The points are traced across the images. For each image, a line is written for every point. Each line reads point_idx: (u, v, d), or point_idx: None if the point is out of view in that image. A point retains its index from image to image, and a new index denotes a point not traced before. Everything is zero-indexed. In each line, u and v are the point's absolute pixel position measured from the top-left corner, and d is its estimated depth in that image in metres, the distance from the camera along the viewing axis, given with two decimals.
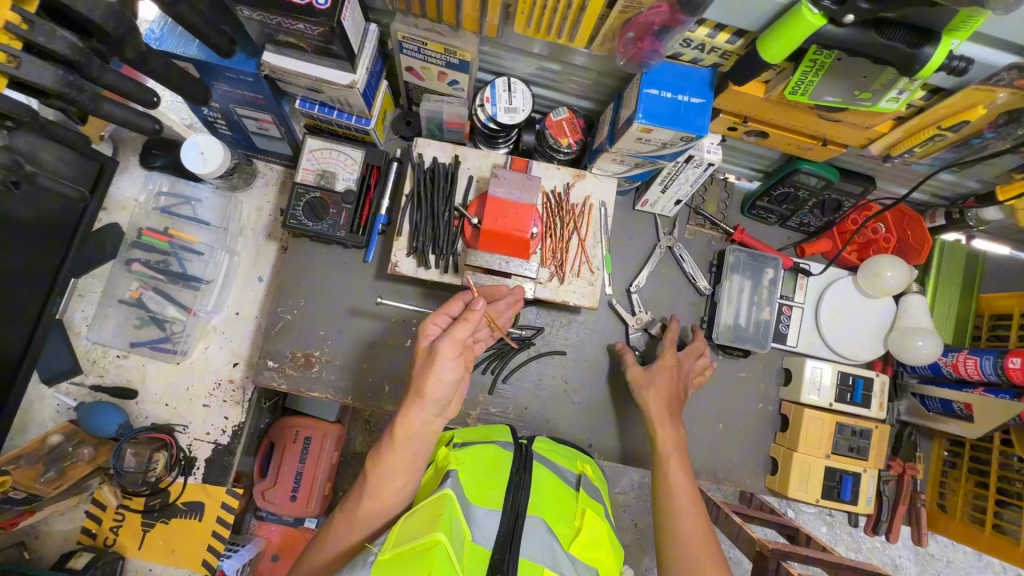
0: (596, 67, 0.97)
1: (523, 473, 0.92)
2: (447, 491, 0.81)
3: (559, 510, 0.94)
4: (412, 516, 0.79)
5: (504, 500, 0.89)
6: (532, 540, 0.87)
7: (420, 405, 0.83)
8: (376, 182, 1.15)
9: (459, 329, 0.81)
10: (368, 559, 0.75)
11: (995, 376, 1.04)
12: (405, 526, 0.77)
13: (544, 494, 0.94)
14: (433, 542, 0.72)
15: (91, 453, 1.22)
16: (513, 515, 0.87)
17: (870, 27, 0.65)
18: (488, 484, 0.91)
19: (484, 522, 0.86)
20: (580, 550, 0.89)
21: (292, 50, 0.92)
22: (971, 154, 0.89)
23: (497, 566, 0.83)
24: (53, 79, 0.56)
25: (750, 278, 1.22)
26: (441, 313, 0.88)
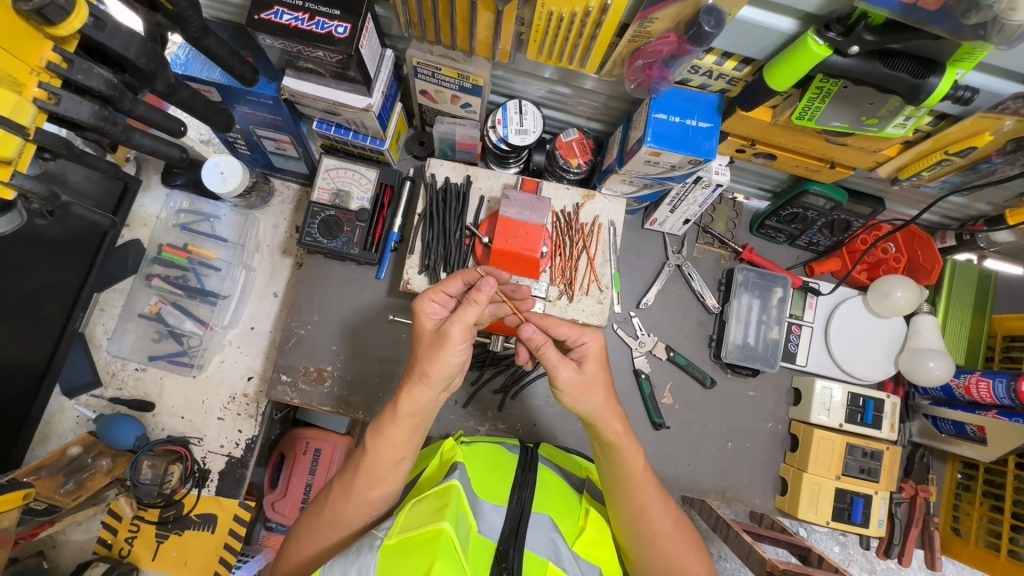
0: (606, 90, 0.99)
1: (528, 472, 0.94)
2: (453, 482, 0.84)
3: (565, 507, 0.95)
4: (419, 504, 0.82)
5: (511, 496, 0.92)
6: (536, 534, 0.88)
7: (426, 385, 0.81)
8: (390, 201, 1.18)
9: (466, 312, 0.79)
10: (374, 542, 0.78)
11: (1009, 400, 1.05)
12: (411, 513, 0.81)
13: (549, 492, 0.95)
14: (437, 531, 0.75)
15: (109, 465, 1.24)
16: (518, 509, 0.89)
17: (875, 57, 0.66)
18: (493, 482, 0.94)
19: (490, 516, 0.89)
20: (583, 546, 0.90)
21: (312, 76, 0.95)
22: (980, 178, 0.89)
23: (503, 555, 0.84)
24: (88, 113, 0.59)
25: (758, 297, 1.22)
26: (440, 289, 0.88)
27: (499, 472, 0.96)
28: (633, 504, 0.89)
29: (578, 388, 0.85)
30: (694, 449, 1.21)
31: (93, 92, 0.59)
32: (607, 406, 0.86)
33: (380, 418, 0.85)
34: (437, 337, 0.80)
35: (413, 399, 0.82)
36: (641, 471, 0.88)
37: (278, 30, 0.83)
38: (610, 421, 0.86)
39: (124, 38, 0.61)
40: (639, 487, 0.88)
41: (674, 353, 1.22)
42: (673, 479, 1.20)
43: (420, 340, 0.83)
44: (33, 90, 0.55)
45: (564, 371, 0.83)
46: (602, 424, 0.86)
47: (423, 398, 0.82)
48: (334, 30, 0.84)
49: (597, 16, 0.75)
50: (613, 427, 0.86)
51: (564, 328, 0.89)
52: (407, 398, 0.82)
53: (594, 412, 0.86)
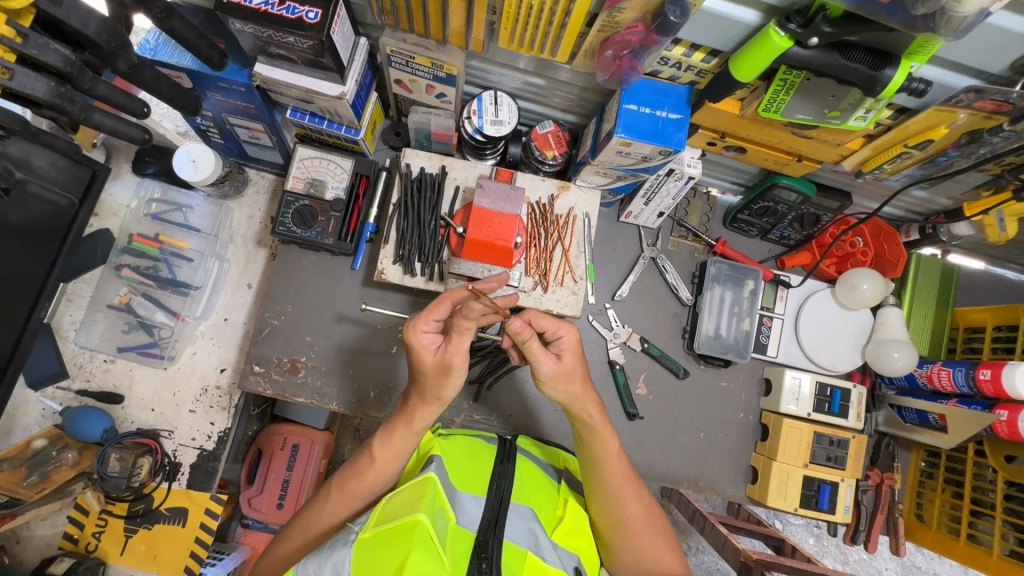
0: (579, 82, 1.00)
1: (506, 463, 0.94)
2: (430, 475, 0.84)
3: (543, 496, 0.95)
4: (395, 496, 0.82)
5: (489, 487, 0.92)
6: (515, 524, 0.89)
7: (438, 405, 0.87)
8: (365, 190, 1.18)
9: (462, 341, 0.80)
10: (349, 537, 0.78)
11: (968, 388, 1.08)
12: (388, 506, 0.80)
13: (527, 483, 0.95)
14: (413, 522, 0.75)
15: (75, 458, 1.21)
16: (497, 500, 0.90)
17: (833, 49, 0.68)
18: (471, 473, 0.94)
19: (468, 507, 0.89)
20: (562, 535, 0.91)
21: (283, 62, 0.95)
22: (939, 171, 0.92)
23: (482, 545, 0.85)
24: (44, 89, 0.58)
25: (731, 289, 1.24)
26: (430, 315, 0.83)
27: (477, 464, 0.96)
28: (607, 490, 0.92)
29: (557, 379, 0.87)
30: (667, 439, 1.23)
31: (49, 67, 0.58)
32: (585, 393, 0.89)
33: (389, 425, 0.91)
34: (439, 367, 0.83)
35: (423, 416, 0.89)
36: (616, 456, 0.93)
37: (247, 14, 0.82)
38: (587, 405, 0.89)
39: (82, 15, 0.60)
40: (614, 469, 0.92)
41: (648, 344, 1.24)
42: (646, 469, 1.21)
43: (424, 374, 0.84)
44: None
45: (545, 364, 0.85)
46: (579, 411, 0.90)
47: (433, 414, 0.89)
48: (304, 16, 0.83)
49: (566, 5, 0.76)
50: (590, 411, 0.89)
51: (545, 320, 0.86)
52: (419, 416, 0.89)
53: (572, 399, 0.89)
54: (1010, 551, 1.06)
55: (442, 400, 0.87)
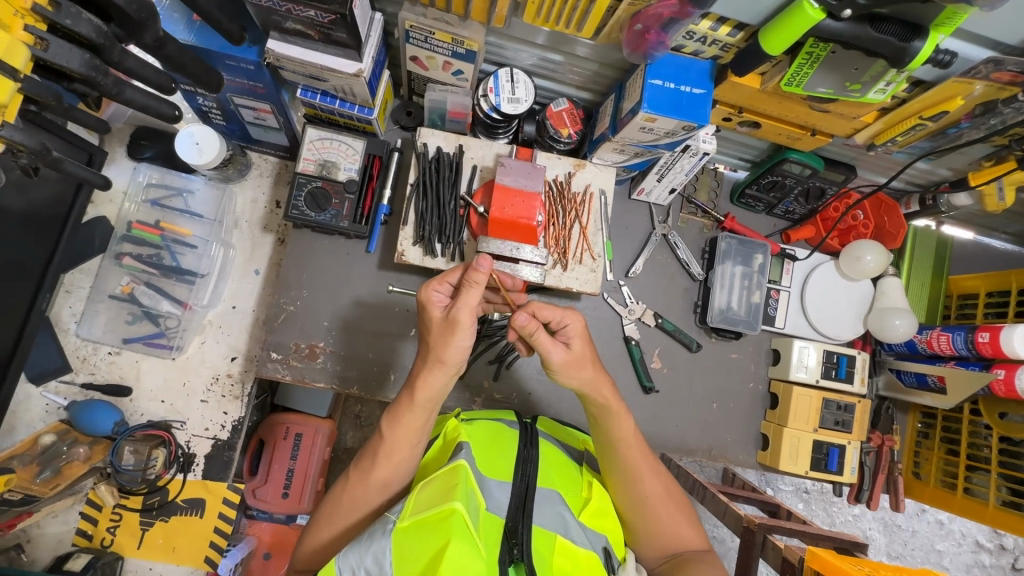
0: (598, 57, 1.00)
1: (530, 448, 0.94)
2: (461, 462, 0.85)
3: (568, 480, 0.96)
4: (427, 486, 0.83)
5: (515, 472, 0.91)
6: (543, 510, 0.89)
7: (441, 370, 0.83)
8: (378, 172, 1.16)
9: (470, 295, 0.80)
10: (386, 527, 0.78)
11: (966, 350, 1.14)
12: (422, 495, 0.81)
13: (551, 467, 0.96)
14: (449, 510, 0.76)
15: (87, 452, 1.18)
16: (525, 485, 0.90)
17: (864, 22, 0.69)
18: (496, 458, 0.94)
19: (496, 494, 0.89)
20: (589, 516, 0.91)
21: (298, 38, 0.92)
22: (947, 143, 0.95)
23: (511, 532, 0.85)
24: (78, 61, 0.55)
25: (741, 263, 1.27)
26: (443, 279, 0.86)
27: (502, 448, 0.95)
28: (625, 470, 0.95)
29: (568, 367, 0.88)
30: (682, 412, 1.27)
31: (81, 38, 0.56)
32: (595, 376, 0.90)
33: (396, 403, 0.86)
34: (446, 324, 0.82)
35: (427, 382, 0.83)
36: (631, 438, 0.94)
37: None
38: (601, 388, 0.91)
39: None
40: (630, 446, 0.94)
41: (662, 319, 1.27)
42: (662, 440, 1.25)
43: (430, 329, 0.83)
44: (19, 33, 0.52)
45: (557, 353, 0.86)
46: (592, 392, 0.91)
47: (438, 381, 0.84)
48: None
49: None
50: (603, 394, 0.91)
51: (547, 310, 0.89)
52: (423, 383, 0.83)
53: (585, 384, 0.90)
54: (1006, 500, 1.13)
55: (446, 364, 0.82)
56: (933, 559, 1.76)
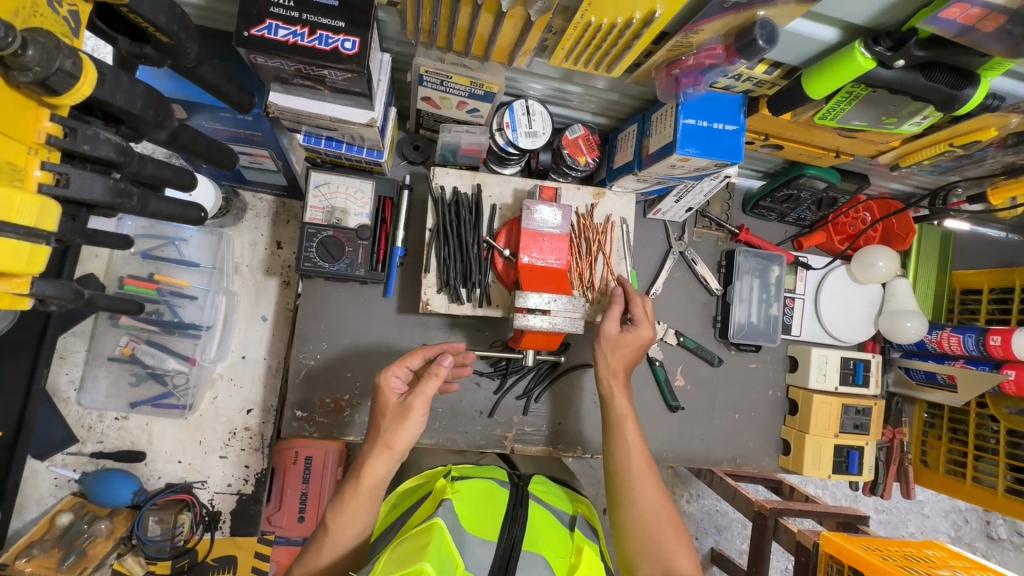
0: (620, 88, 0.96)
1: (518, 509, 0.88)
2: (437, 520, 0.76)
3: (558, 545, 0.88)
4: (400, 545, 0.74)
5: (501, 533, 0.84)
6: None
7: (388, 458, 0.79)
8: (390, 215, 1.10)
9: (427, 385, 0.81)
10: None
11: (977, 352, 1.18)
12: (391, 556, 0.71)
13: (540, 532, 0.88)
14: (417, 572, 0.67)
15: (109, 526, 1.13)
16: (508, 547, 0.82)
17: (915, 69, 0.67)
18: (480, 518, 0.86)
19: (477, 552, 0.81)
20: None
21: (305, 90, 0.84)
22: (971, 163, 0.96)
23: None
24: (101, 189, 0.54)
25: (758, 277, 1.27)
26: (402, 363, 0.86)
27: (489, 508, 0.89)
28: (622, 462, 0.93)
29: (613, 343, 1.00)
30: (706, 424, 1.29)
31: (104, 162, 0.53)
32: (617, 363, 0.99)
33: (341, 489, 0.81)
34: (400, 411, 0.81)
35: (375, 467, 0.79)
36: (630, 425, 0.96)
37: (275, 47, 0.72)
38: (613, 380, 0.99)
39: (128, 92, 0.52)
40: (626, 433, 0.95)
41: (684, 337, 1.27)
42: (689, 454, 1.28)
43: (382, 413, 0.82)
44: (37, 174, 0.50)
45: (612, 324, 0.99)
46: (607, 378, 0.99)
47: (384, 470, 0.79)
48: (340, 46, 0.74)
49: (639, 27, 0.71)
50: (609, 385, 0.99)
51: (638, 304, 1.02)
52: (369, 467, 0.79)
53: (604, 364, 1.00)
54: (1010, 487, 1.18)
55: (393, 450, 0.79)
56: (915, 509, 1.89)
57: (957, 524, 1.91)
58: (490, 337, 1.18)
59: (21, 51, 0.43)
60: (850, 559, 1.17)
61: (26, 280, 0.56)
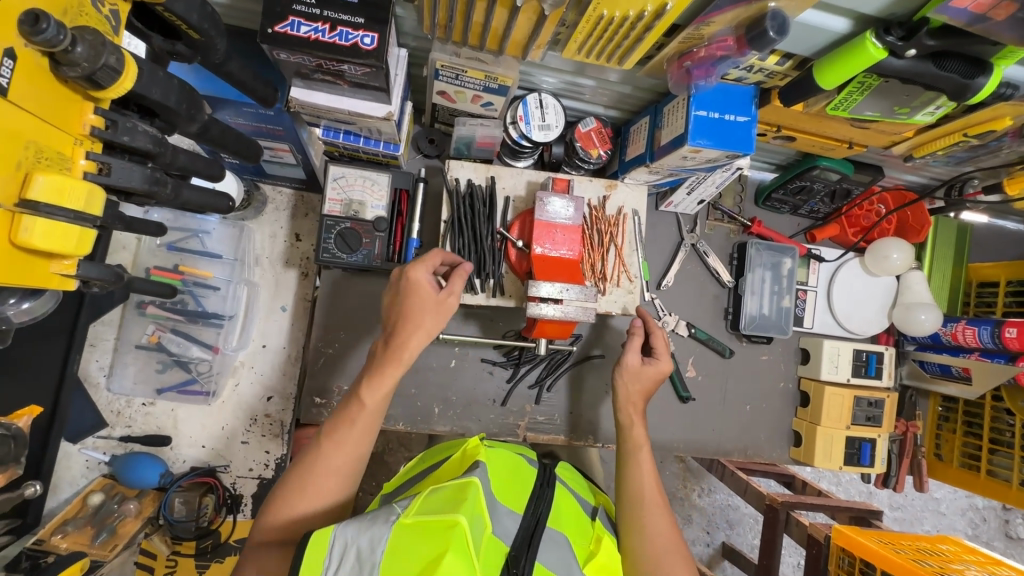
0: (633, 81, 0.97)
1: (546, 487, 0.92)
2: (473, 479, 0.79)
3: (579, 528, 0.91)
4: (437, 490, 0.76)
5: (527, 506, 0.87)
6: (550, 550, 0.83)
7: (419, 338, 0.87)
8: (406, 207, 1.14)
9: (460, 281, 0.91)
10: (389, 517, 0.71)
11: (992, 343, 1.17)
12: (429, 499, 0.74)
13: (565, 512, 0.91)
14: (451, 522, 0.68)
15: (137, 507, 1.18)
16: (534, 519, 0.86)
17: (927, 59, 0.68)
18: (511, 488, 0.89)
19: (505, 521, 0.83)
20: (594, 570, 0.84)
21: (325, 85, 0.87)
22: (986, 153, 0.96)
23: (513, 562, 0.78)
24: (139, 177, 0.58)
25: (770, 269, 1.28)
26: (428, 259, 0.90)
27: (519, 482, 0.92)
28: (636, 487, 0.96)
29: (633, 374, 1.04)
30: (717, 415, 1.30)
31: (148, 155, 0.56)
32: (635, 395, 1.05)
33: (339, 410, 0.86)
34: (438, 305, 0.88)
35: (378, 385, 0.85)
36: (645, 459, 1.00)
37: (298, 43, 0.75)
38: (633, 421, 1.03)
39: (162, 86, 0.55)
40: (641, 466, 0.99)
41: (695, 329, 1.28)
42: (700, 444, 1.29)
43: (420, 300, 0.87)
44: (82, 163, 0.56)
45: (633, 357, 1.04)
46: (623, 408, 1.04)
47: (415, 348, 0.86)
48: (359, 41, 0.76)
49: (651, 19, 0.72)
50: (628, 414, 1.03)
51: (659, 338, 1.08)
52: (369, 388, 0.85)
53: (625, 397, 1.04)
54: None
55: (401, 367, 0.86)
56: (931, 506, 1.88)
57: (974, 521, 1.89)
58: (503, 328, 1.20)
59: (71, 48, 0.47)
60: (862, 552, 1.18)
61: (71, 262, 0.59)
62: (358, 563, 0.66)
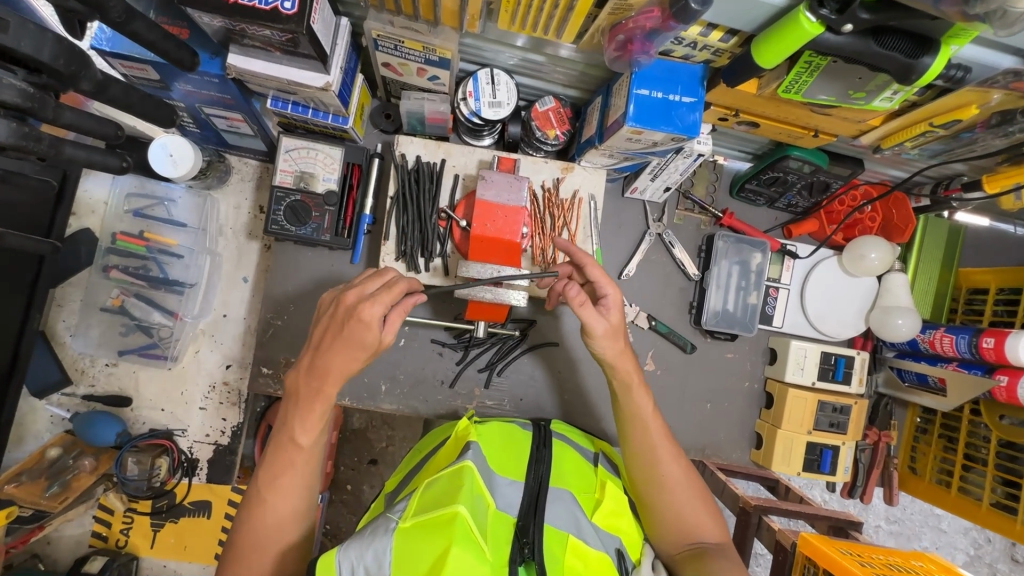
0: (583, 59, 0.93)
1: (542, 449, 0.93)
2: (467, 463, 0.81)
3: (582, 481, 0.93)
4: (433, 484, 0.79)
5: (527, 472, 0.89)
6: (557, 509, 0.85)
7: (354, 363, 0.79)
8: (359, 181, 1.12)
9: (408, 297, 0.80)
10: (389, 525, 0.72)
11: (970, 354, 1.10)
12: (426, 496, 0.76)
13: (567, 471, 0.94)
14: (452, 514, 0.71)
15: (93, 463, 1.22)
16: (536, 484, 0.87)
17: (868, 35, 0.62)
18: (510, 461, 0.92)
19: (506, 492, 0.86)
20: (603, 517, 0.88)
21: (259, 52, 0.86)
22: (961, 145, 0.89)
23: (522, 531, 0.80)
24: (7, 133, 0.53)
25: (738, 263, 1.22)
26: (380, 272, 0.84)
27: (514, 450, 0.94)
28: (643, 451, 0.91)
29: (609, 333, 0.89)
30: (675, 412, 1.26)
31: (9, 105, 0.52)
32: (623, 349, 0.91)
33: (274, 455, 0.81)
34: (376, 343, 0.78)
35: (312, 422, 0.80)
36: (650, 417, 0.92)
37: (217, 7, 0.74)
38: (625, 361, 0.91)
39: (33, 39, 0.52)
40: (650, 430, 0.92)
41: (656, 321, 1.24)
42: None
43: (349, 335, 0.77)
44: None
45: (599, 322, 0.87)
46: (617, 364, 0.92)
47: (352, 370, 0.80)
48: (279, 6, 0.75)
49: None
50: (626, 368, 0.92)
51: (596, 270, 0.90)
52: (304, 428, 0.80)
53: (616, 355, 0.91)
54: (999, 501, 1.11)
55: (329, 401, 0.80)
56: (931, 523, 1.71)
57: (977, 542, 1.74)
58: (455, 309, 1.18)
59: None
60: (826, 562, 1.06)
61: None
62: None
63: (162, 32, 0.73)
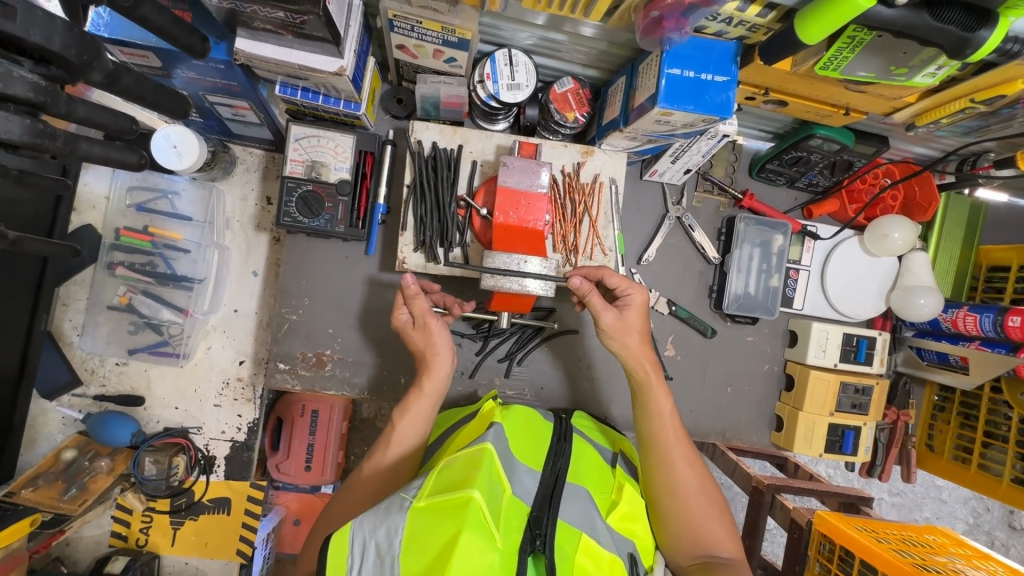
0: (606, 37, 0.90)
1: (563, 442, 0.92)
2: (486, 446, 0.79)
3: (599, 481, 0.93)
4: (451, 464, 0.77)
5: (546, 463, 0.88)
6: (573, 505, 0.84)
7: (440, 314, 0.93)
8: (371, 170, 1.08)
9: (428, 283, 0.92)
10: (403, 504, 0.70)
11: (994, 332, 1.09)
12: (442, 480, 0.73)
13: (588, 469, 0.92)
14: (465, 499, 0.68)
15: (109, 464, 1.21)
16: (553, 477, 0.86)
17: (922, 8, 0.59)
18: (529, 446, 0.91)
19: (525, 478, 0.84)
20: (618, 519, 0.87)
21: (270, 36, 0.82)
22: (998, 120, 0.87)
23: (535, 522, 0.78)
24: (20, 130, 0.49)
25: (759, 246, 1.20)
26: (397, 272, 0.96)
27: (536, 438, 0.93)
28: (659, 451, 0.91)
29: (616, 331, 0.92)
30: (695, 397, 1.25)
31: (19, 100, 0.49)
32: (641, 349, 0.92)
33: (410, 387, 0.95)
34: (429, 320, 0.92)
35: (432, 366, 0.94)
36: (668, 417, 0.93)
37: None
38: (643, 362, 0.92)
39: (43, 26, 0.49)
40: (665, 432, 0.92)
41: (677, 306, 1.22)
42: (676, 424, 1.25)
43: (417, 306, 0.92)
44: None
45: (608, 314, 0.90)
46: (636, 367, 0.93)
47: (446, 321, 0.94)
48: None
49: None
50: (646, 370, 0.92)
51: (615, 277, 0.94)
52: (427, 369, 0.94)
53: (629, 353, 0.93)
54: (1018, 477, 1.11)
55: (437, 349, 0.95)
56: (932, 494, 1.74)
57: (976, 511, 1.75)
58: (474, 299, 1.16)
59: None
60: (843, 540, 1.06)
61: None
62: (379, 559, 0.65)
63: (172, 17, 0.69)
